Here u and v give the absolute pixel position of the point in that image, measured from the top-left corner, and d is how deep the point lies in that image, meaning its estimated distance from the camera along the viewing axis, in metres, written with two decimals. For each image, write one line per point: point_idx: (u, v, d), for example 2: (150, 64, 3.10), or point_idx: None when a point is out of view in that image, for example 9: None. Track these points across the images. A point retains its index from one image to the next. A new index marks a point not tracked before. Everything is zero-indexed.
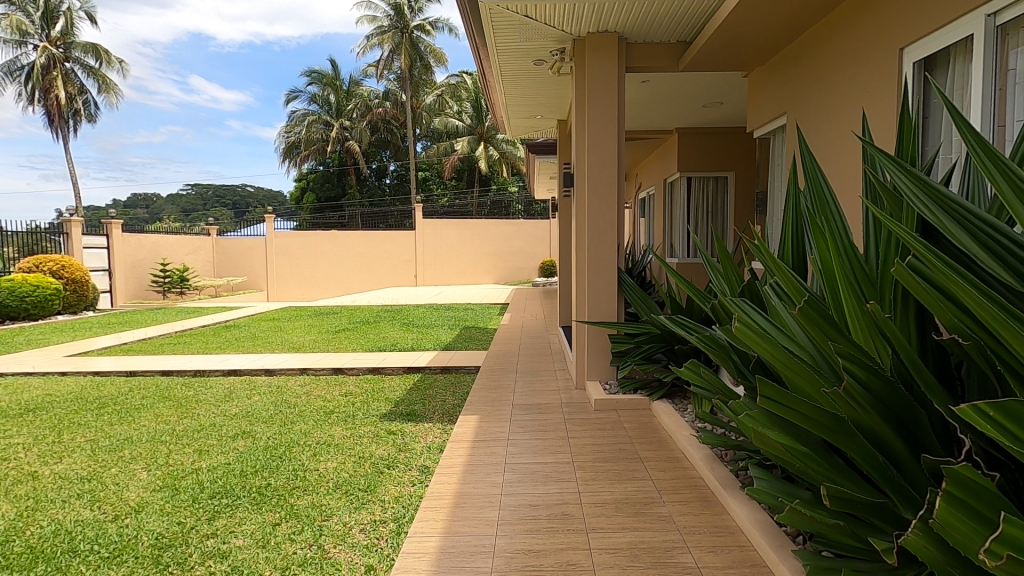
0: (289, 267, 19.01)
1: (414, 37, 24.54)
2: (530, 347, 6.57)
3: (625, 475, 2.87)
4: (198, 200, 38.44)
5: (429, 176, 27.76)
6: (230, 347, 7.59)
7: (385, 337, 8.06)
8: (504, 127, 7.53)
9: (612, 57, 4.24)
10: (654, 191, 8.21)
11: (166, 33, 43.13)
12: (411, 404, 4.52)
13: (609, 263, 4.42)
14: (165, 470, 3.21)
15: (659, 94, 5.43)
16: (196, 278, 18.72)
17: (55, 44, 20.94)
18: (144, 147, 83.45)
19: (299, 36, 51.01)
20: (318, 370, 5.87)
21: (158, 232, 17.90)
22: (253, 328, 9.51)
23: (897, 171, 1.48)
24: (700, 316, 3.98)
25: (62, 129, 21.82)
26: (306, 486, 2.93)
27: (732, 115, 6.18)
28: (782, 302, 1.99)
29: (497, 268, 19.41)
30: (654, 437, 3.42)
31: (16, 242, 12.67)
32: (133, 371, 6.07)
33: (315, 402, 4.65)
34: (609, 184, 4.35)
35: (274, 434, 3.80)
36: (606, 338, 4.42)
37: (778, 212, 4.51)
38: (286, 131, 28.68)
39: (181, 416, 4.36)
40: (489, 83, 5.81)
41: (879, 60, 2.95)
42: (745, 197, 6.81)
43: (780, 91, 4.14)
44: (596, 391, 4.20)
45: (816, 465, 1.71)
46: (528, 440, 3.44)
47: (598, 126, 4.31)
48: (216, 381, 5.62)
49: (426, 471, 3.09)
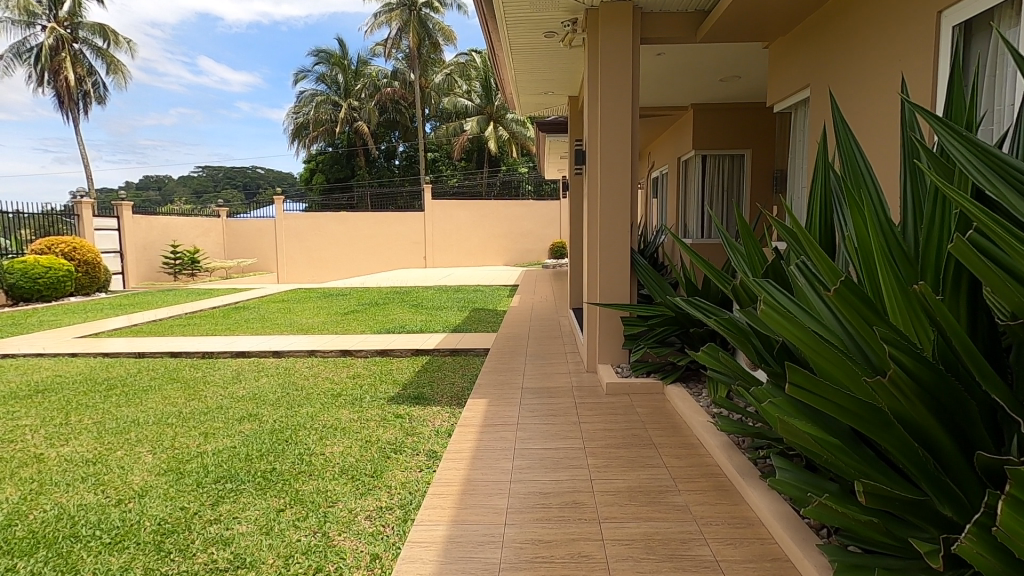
0: (298, 249, 19.03)
1: (422, 15, 24.08)
2: (540, 330, 6.48)
3: (639, 462, 2.78)
4: (210, 183, 38.62)
5: (438, 157, 27.55)
6: (239, 329, 7.57)
7: (394, 319, 8.00)
8: (514, 104, 7.36)
9: (626, 27, 4.05)
10: (667, 169, 8.00)
11: (174, 13, 42.85)
12: (419, 387, 4.46)
13: (621, 243, 4.28)
14: (170, 454, 3.17)
15: (675, 68, 5.23)
16: (207, 260, 18.78)
17: (63, 25, 20.77)
18: (155, 129, 83.69)
19: (307, 15, 50.40)
20: (326, 352, 5.82)
21: (168, 214, 17.91)
22: (262, 309, 9.50)
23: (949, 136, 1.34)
24: (716, 298, 3.84)
25: (72, 111, 21.81)
26: (312, 471, 2.87)
27: (751, 89, 5.94)
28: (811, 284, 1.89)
29: (507, 249, 19.26)
30: (668, 422, 3.33)
31: (30, 224, 12.74)
32: (143, 353, 6.06)
33: (323, 385, 4.59)
34: (623, 162, 4.19)
35: (280, 417, 3.74)
36: (618, 320, 4.31)
37: (802, 191, 4.34)
38: (295, 111, 28.49)
39: (188, 399, 4.32)
40: (498, 58, 5.62)
41: (916, 26, 2.77)
42: (763, 175, 6.52)
43: (804, 61, 3.93)
44: (607, 374, 4.10)
45: (847, 457, 1.64)
46: (537, 425, 3.36)
47: (611, 102, 4.13)
48: (225, 363, 5.60)
49: (433, 456, 3.02)
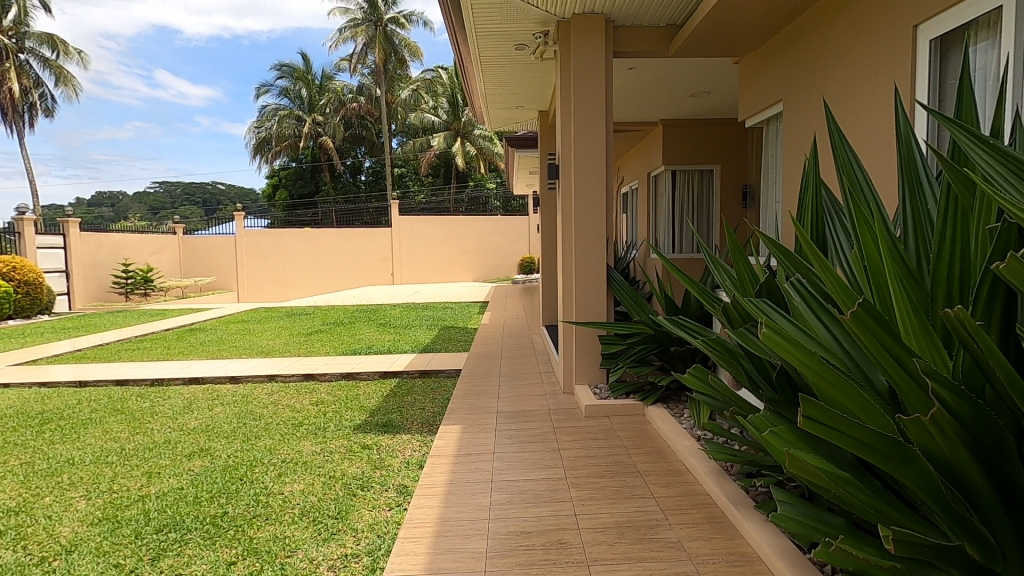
0: (260, 267, 18.42)
1: (388, 31, 23.96)
2: (512, 348, 6.29)
3: (625, 493, 2.61)
4: (166, 199, 37.21)
5: (405, 172, 27.26)
6: (194, 352, 7.13)
7: (360, 339, 7.67)
8: (483, 118, 7.25)
9: (599, 39, 3.98)
10: (637, 185, 8.01)
11: (130, 25, 41.63)
12: (387, 413, 4.20)
13: (598, 260, 4.15)
14: (107, 499, 2.84)
15: (645, 83, 5.20)
16: (161, 278, 17.94)
17: (7, 34, 19.69)
18: (108, 144, 80.71)
19: (269, 29, 49.73)
20: (288, 377, 5.49)
21: (120, 231, 17.07)
22: (219, 331, 9.02)
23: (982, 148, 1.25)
24: (696, 314, 3.74)
25: (16, 124, 20.72)
26: (268, 515, 2.59)
27: (719, 105, 5.97)
28: (810, 303, 1.78)
29: (475, 265, 19.07)
30: (651, 445, 3.19)
31: None
32: (85, 381, 5.60)
33: (283, 414, 4.28)
34: (598, 177, 4.09)
35: (234, 452, 3.44)
36: (595, 339, 4.17)
37: (774, 206, 4.32)
38: (256, 126, 27.84)
39: (132, 433, 3.95)
40: (467, 70, 5.50)
41: (891, 40, 2.74)
42: (732, 191, 6.56)
43: (776, 77, 3.91)
44: (586, 396, 3.94)
45: (859, 492, 1.52)
46: (514, 453, 3.15)
47: (585, 115, 4.04)
48: (176, 391, 5.21)
49: (404, 492, 2.78)
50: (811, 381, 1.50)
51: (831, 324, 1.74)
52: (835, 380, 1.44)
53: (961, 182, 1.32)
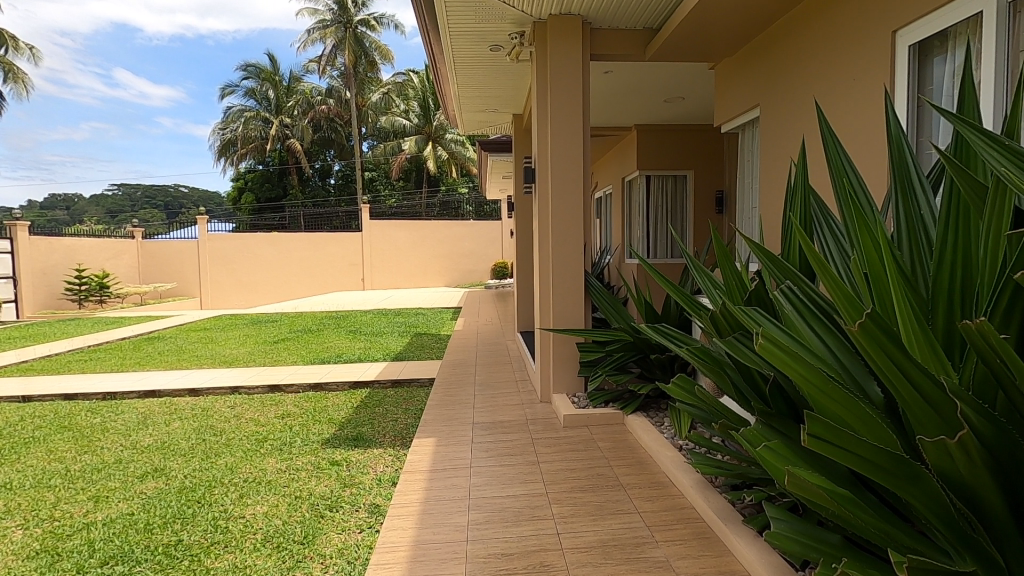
0: (224, 272, 17.83)
1: (358, 33, 23.68)
2: (487, 356, 6.15)
3: (608, 508, 2.50)
4: (126, 202, 35.86)
5: (376, 176, 26.85)
6: (151, 363, 6.77)
7: (329, 347, 7.41)
8: (456, 121, 7.13)
9: (576, 42, 3.90)
10: (612, 190, 7.99)
11: (88, 22, 40.14)
12: (358, 426, 4.02)
13: (574, 266, 4.06)
14: (46, 528, 2.59)
15: (622, 87, 5.16)
16: (118, 285, 17.17)
17: None
18: (62, 144, 77.51)
19: (235, 29, 48.67)
20: (251, 389, 5.24)
21: (74, 235, 16.29)
22: (180, 340, 8.62)
23: (994, 152, 1.19)
24: (676, 320, 3.68)
25: None
26: (228, 542, 2.40)
27: (694, 111, 5.98)
28: (803, 313, 1.71)
29: (448, 271, 18.85)
30: (633, 456, 3.10)
31: None
32: (29, 396, 5.23)
33: (245, 429, 4.04)
34: (575, 181, 4.00)
35: (192, 471, 3.21)
36: (573, 346, 4.07)
37: (751, 211, 4.30)
38: (221, 127, 27.05)
39: (79, 452, 3.67)
40: (440, 71, 5.37)
41: (869, 45, 2.72)
42: (706, 197, 6.57)
43: (752, 82, 3.89)
44: (564, 405, 3.83)
45: (861, 510, 1.46)
46: (491, 468, 3.01)
47: (563, 118, 3.95)
48: (130, 405, 4.90)
49: (375, 511, 2.62)
50: (809, 394, 1.42)
51: (823, 333, 1.67)
52: (835, 394, 1.37)
53: (969, 184, 1.27)
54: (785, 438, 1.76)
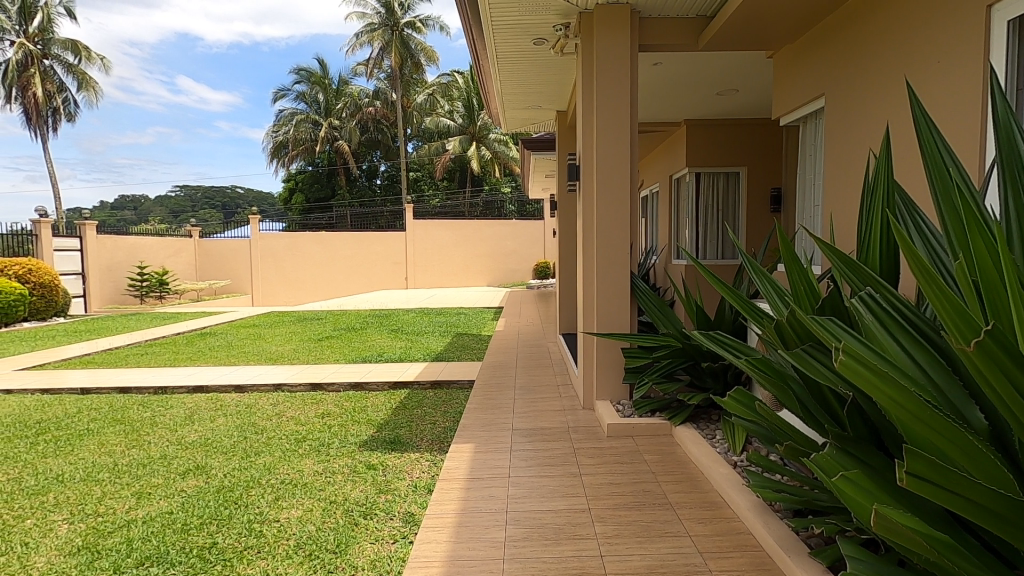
0: (274, 270, 18.36)
1: (404, 35, 23.96)
2: (527, 357, 6.02)
3: (656, 530, 2.32)
4: (188, 203, 37.70)
5: (420, 176, 27.17)
6: (202, 358, 6.98)
7: (370, 346, 7.45)
8: (499, 119, 7.02)
9: (623, 32, 3.70)
10: (658, 188, 7.72)
11: (154, 34, 42.23)
12: (396, 428, 3.96)
13: (620, 267, 3.87)
14: (90, 524, 2.62)
15: (671, 79, 4.92)
16: (176, 281, 17.98)
17: (33, 41, 20.08)
18: (131, 149, 82.30)
19: (288, 36, 50.33)
20: (294, 387, 5.28)
21: (137, 234, 17.13)
22: (230, 335, 8.87)
23: None
24: (731, 327, 3.45)
25: (41, 128, 21.04)
26: (261, 547, 2.35)
27: (747, 104, 5.67)
28: (889, 325, 1.48)
29: (490, 270, 18.85)
30: (682, 472, 2.89)
31: None
32: (87, 389, 5.44)
33: (286, 428, 4.04)
34: (622, 179, 3.81)
35: (231, 470, 3.21)
36: (618, 352, 3.88)
37: (815, 209, 4.00)
38: (274, 130, 27.96)
39: (128, 446, 3.75)
40: (483, 67, 5.27)
41: (953, 21, 2.40)
42: (759, 194, 6.21)
43: (815, 70, 3.57)
44: (607, 413, 3.65)
45: (962, 559, 1.25)
46: (530, 479, 2.87)
47: (608, 112, 3.77)
48: (179, 400, 5.01)
49: (410, 521, 2.53)
50: (899, 420, 1.22)
51: (912, 347, 1.44)
52: (933, 422, 1.17)
53: None
54: (866, 467, 1.54)
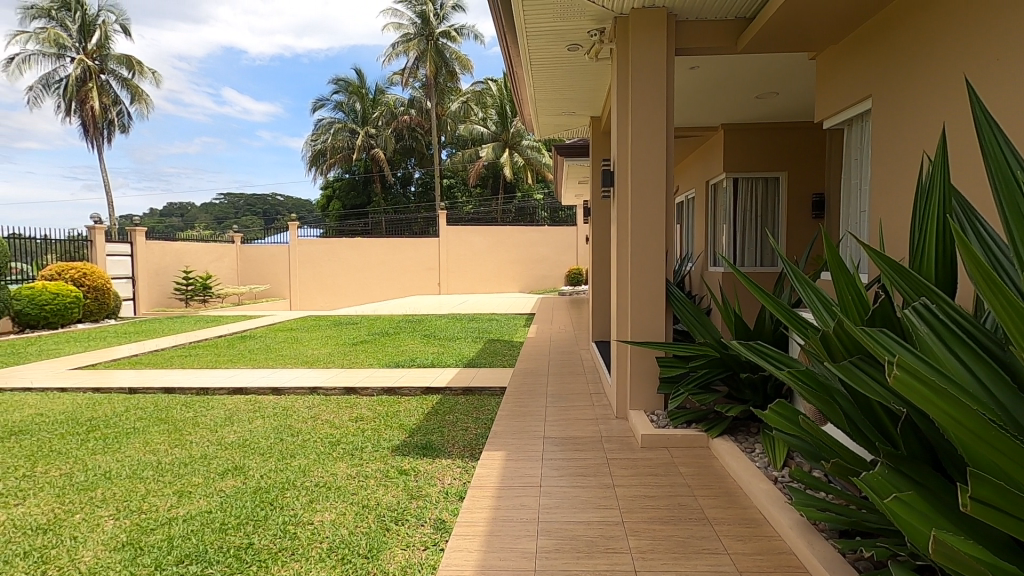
0: (311, 275, 18.81)
1: (439, 45, 24.36)
2: (559, 365, 5.97)
3: (692, 545, 2.25)
4: (231, 210, 39.06)
5: (453, 183, 27.44)
6: (242, 360, 7.17)
7: (403, 351, 7.53)
8: (532, 126, 7.03)
9: (660, 35, 3.64)
10: (694, 194, 7.57)
11: (202, 49, 44.06)
12: (428, 433, 3.97)
13: (654, 274, 3.79)
14: (134, 520, 2.71)
15: (709, 83, 4.83)
16: (219, 286, 18.59)
17: (91, 57, 21.28)
18: (179, 159, 85.90)
19: (327, 48, 51.76)
20: (329, 390, 5.37)
21: (183, 240, 17.82)
22: (269, 339, 9.09)
23: None
24: (772, 337, 3.33)
25: (97, 140, 22.14)
26: (295, 549, 2.38)
27: (788, 108, 5.53)
28: (945, 336, 1.38)
29: (521, 276, 18.87)
30: (718, 485, 2.81)
31: (57, 250, 12.67)
32: (135, 389, 5.66)
33: (321, 431, 4.11)
34: (657, 185, 3.74)
35: (268, 472, 3.27)
36: (653, 361, 3.80)
37: (861, 214, 3.84)
38: (312, 139, 28.69)
39: (171, 445, 3.87)
40: (516, 75, 5.28)
41: (1017, 15, 2.27)
42: (800, 199, 6.01)
43: (860, 71, 3.45)
44: (641, 423, 3.57)
45: None
46: (562, 489, 2.83)
47: (644, 117, 3.71)
48: (219, 402, 5.16)
49: (441, 528, 2.52)
50: (959, 441, 1.14)
51: (970, 361, 1.35)
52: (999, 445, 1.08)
53: None
54: (920, 488, 1.46)
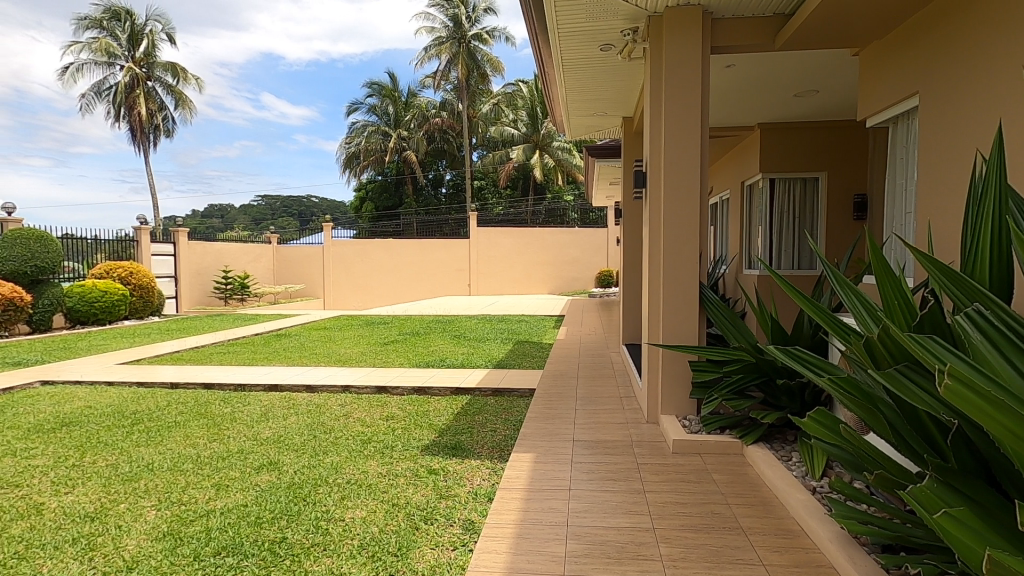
0: (344, 276, 19.16)
1: (471, 47, 24.55)
2: (589, 368, 5.92)
3: (725, 554, 2.19)
4: (268, 211, 40.12)
5: (484, 185, 27.57)
6: (277, 358, 7.35)
7: (434, 351, 7.59)
8: (564, 127, 7.00)
9: (695, 33, 3.58)
10: (729, 195, 7.41)
11: (242, 55, 45.45)
12: (457, 434, 3.98)
13: (688, 277, 3.72)
14: (174, 512, 2.80)
15: (746, 81, 4.72)
16: (256, 285, 19.12)
17: (139, 64, 22.23)
18: (220, 162, 88.80)
19: (362, 52, 52.73)
20: (361, 389, 5.45)
21: (223, 240, 18.39)
22: (303, 337, 9.29)
23: None
24: (811, 342, 3.23)
25: (143, 144, 23.06)
26: (326, 545, 2.42)
27: (828, 105, 5.35)
28: (1002, 345, 1.32)
29: (551, 278, 18.82)
30: (753, 494, 2.74)
31: (107, 249, 13.24)
32: (177, 384, 5.87)
33: (352, 428, 4.17)
34: (691, 186, 3.67)
35: (301, 468, 3.34)
36: (685, 365, 3.72)
37: (908, 216, 3.68)
38: (346, 142, 29.19)
39: (210, 439, 3.99)
40: (548, 76, 5.27)
41: None
42: (841, 200, 5.80)
43: (906, 67, 3.32)
44: (673, 428, 3.51)
45: None
46: (592, 493, 2.80)
47: (678, 117, 3.65)
48: (256, 398, 5.30)
49: (470, 528, 2.52)
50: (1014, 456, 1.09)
51: None
52: None
53: None
54: (972, 503, 1.39)
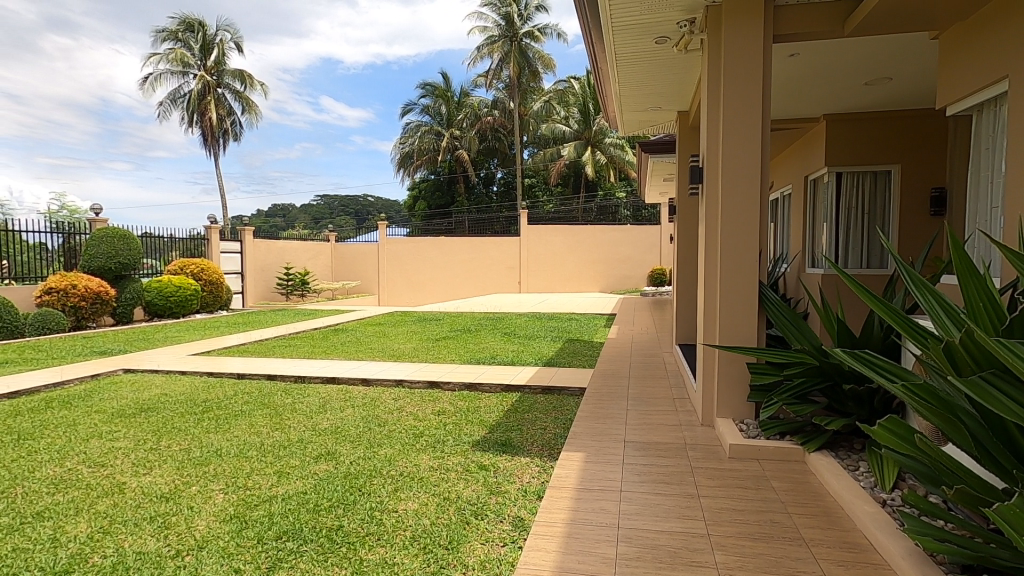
0: (398, 273, 19.64)
1: (523, 45, 24.59)
2: (641, 367, 5.81)
3: (784, 565, 2.10)
4: (327, 210, 41.61)
5: (535, 182, 27.56)
6: (335, 352, 7.62)
7: (484, 348, 7.66)
8: (616, 123, 6.91)
9: (756, 21, 3.43)
10: (791, 190, 7.10)
11: (304, 61, 47.32)
12: (507, 431, 4.01)
13: (747, 276, 3.58)
14: (240, 495, 2.95)
15: (810, 71, 4.49)
16: (315, 282, 19.88)
17: (210, 72, 23.56)
18: (282, 164, 92.87)
19: (415, 54, 53.78)
20: (413, 383, 5.57)
21: (285, 239, 19.23)
22: (358, 333, 9.58)
23: None
24: (880, 346, 3.05)
25: (213, 147, 24.42)
26: (381, 535, 2.49)
27: (902, 94, 5.03)
28: None
29: (602, 276, 18.63)
30: (815, 504, 2.61)
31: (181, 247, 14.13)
32: (243, 374, 6.18)
33: (405, 422, 4.27)
34: (750, 181, 3.54)
35: (357, 459, 3.45)
36: (742, 367, 3.59)
37: (994, 210, 3.40)
38: (400, 142, 29.82)
39: (273, 428, 4.18)
40: (601, 72, 5.20)
41: None
42: (915, 195, 5.45)
43: (991, 50, 3.07)
44: (729, 432, 3.39)
45: None
46: (643, 496, 2.74)
47: (737, 109, 3.51)
48: (315, 390, 5.51)
49: (519, 526, 2.53)
50: None
51: None
52: None
53: None
54: None
